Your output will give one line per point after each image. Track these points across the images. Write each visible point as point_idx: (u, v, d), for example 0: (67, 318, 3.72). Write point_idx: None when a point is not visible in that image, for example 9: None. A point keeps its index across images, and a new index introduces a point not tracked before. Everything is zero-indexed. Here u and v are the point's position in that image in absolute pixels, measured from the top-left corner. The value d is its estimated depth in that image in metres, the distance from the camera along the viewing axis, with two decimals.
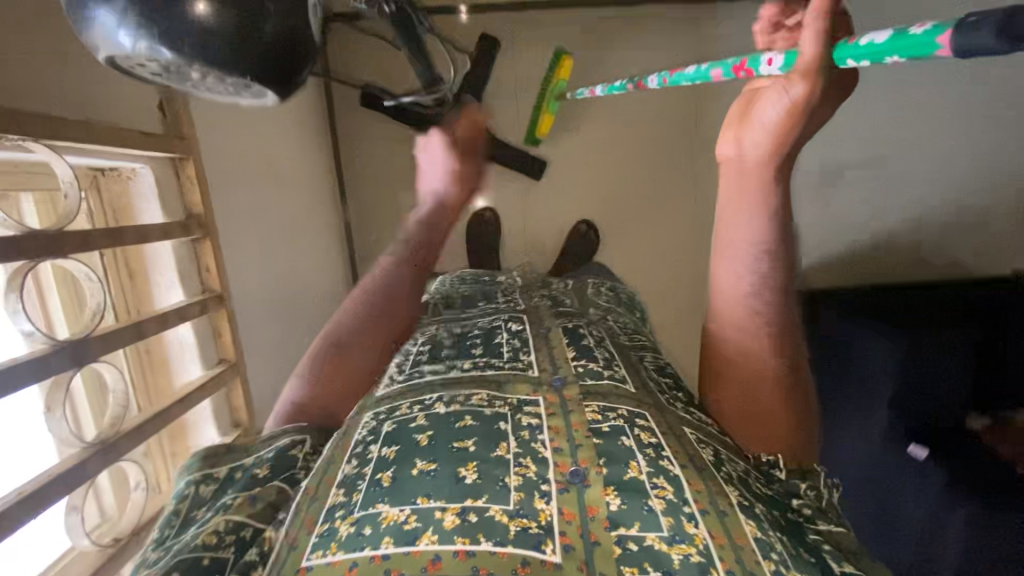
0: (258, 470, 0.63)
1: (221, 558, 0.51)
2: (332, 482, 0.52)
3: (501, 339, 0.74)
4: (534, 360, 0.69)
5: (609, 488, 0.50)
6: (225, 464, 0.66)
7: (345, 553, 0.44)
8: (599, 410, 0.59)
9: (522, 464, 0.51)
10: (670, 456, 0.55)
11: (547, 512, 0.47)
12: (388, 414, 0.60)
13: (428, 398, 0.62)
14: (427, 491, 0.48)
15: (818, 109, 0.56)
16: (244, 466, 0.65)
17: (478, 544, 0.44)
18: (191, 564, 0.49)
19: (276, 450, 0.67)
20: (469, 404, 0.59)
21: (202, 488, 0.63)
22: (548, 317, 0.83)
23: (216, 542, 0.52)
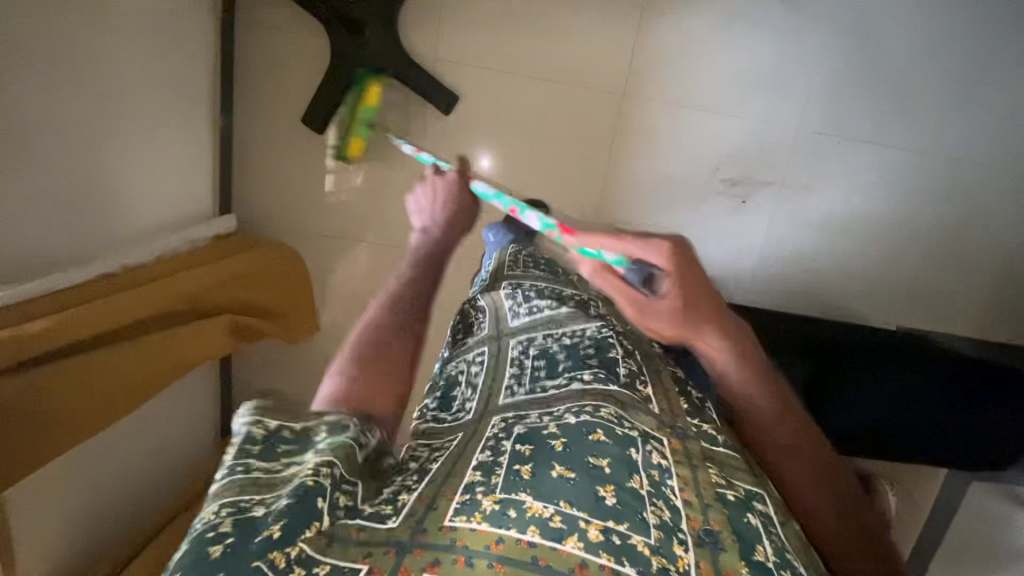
0: (316, 434, 0.49)
1: (322, 485, 0.43)
2: (467, 463, 0.52)
3: (616, 356, 0.70)
4: (652, 397, 0.66)
5: (743, 559, 0.49)
6: (280, 417, 0.49)
7: (491, 526, 0.43)
8: (722, 479, 0.58)
9: (657, 504, 0.50)
10: (792, 550, 0.54)
11: (686, 561, 0.46)
12: (519, 419, 0.59)
13: (558, 408, 0.59)
14: (569, 497, 0.47)
15: (694, 288, 0.58)
16: (294, 430, 0.48)
17: (623, 566, 0.43)
18: (302, 492, 0.42)
19: (329, 420, 0.50)
20: (600, 417, 0.56)
21: (256, 429, 0.47)
22: (656, 358, 0.80)
23: (315, 474, 0.43)
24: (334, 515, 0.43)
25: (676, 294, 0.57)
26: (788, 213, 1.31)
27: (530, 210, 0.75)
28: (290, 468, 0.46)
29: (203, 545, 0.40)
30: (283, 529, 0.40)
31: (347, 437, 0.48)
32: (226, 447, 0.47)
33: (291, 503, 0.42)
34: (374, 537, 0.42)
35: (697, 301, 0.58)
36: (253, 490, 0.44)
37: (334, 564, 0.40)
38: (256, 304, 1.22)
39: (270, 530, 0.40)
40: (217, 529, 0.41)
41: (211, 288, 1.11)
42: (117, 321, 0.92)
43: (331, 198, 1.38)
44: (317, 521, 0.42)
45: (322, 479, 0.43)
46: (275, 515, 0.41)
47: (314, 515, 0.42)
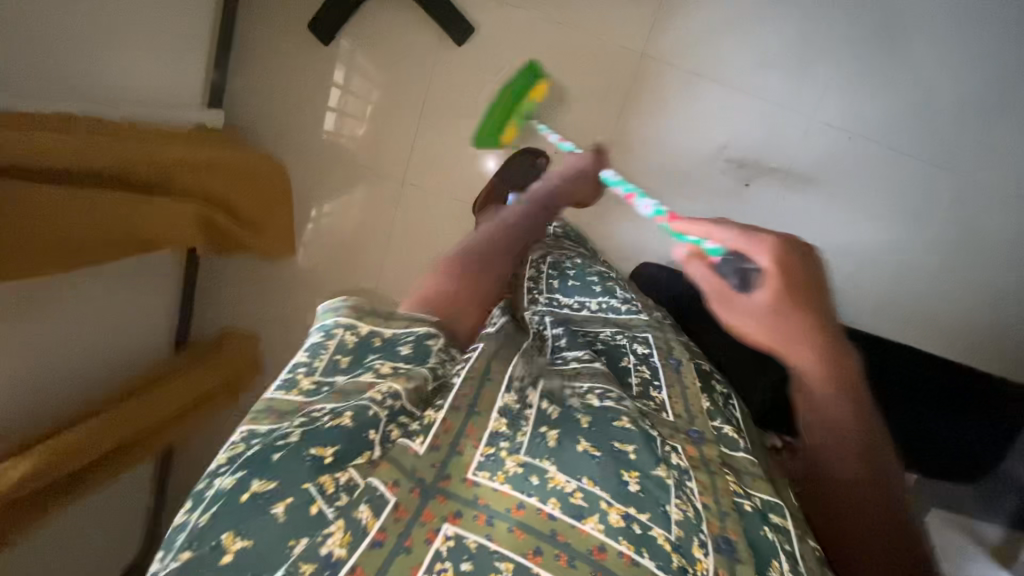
0: (401, 347, 0.49)
1: (376, 415, 0.41)
2: (493, 404, 0.47)
3: (630, 362, 0.71)
4: (667, 402, 0.66)
5: (758, 573, 0.47)
6: (371, 322, 0.49)
7: (513, 489, 0.41)
8: (739, 488, 0.57)
9: (681, 501, 0.48)
10: (807, 572, 0.52)
11: (705, 565, 0.44)
12: (545, 372, 0.55)
13: (580, 385, 0.56)
14: (591, 474, 0.45)
15: (800, 283, 0.56)
16: (387, 339, 0.49)
17: (642, 556, 0.41)
18: (360, 415, 0.40)
19: (416, 336, 0.50)
20: (625, 404, 0.54)
21: (348, 335, 0.48)
22: (677, 346, 0.77)
23: (378, 399, 0.42)
24: (386, 447, 0.41)
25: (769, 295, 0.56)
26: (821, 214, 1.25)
27: (645, 199, 0.84)
28: (363, 376, 0.45)
29: (268, 450, 0.38)
30: (335, 455, 0.38)
31: (421, 371, 0.47)
32: (320, 342, 0.47)
33: (351, 422, 0.40)
34: (398, 462, 0.39)
35: (796, 310, 0.56)
36: (326, 402, 0.43)
37: (368, 481, 0.38)
38: (231, 199, 1.05)
39: (322, 450, 0.38)
40: (284, 437, 0.39)
41: (177, 164, 0.93)
42: (104, 160, 0.83)
43: (330, 134, 1.32)
44: (368, 451, 0.40)
45: (383, 408, 0.42)
46: (328, 436, 0.39)
47: (365, 444, 0.40)
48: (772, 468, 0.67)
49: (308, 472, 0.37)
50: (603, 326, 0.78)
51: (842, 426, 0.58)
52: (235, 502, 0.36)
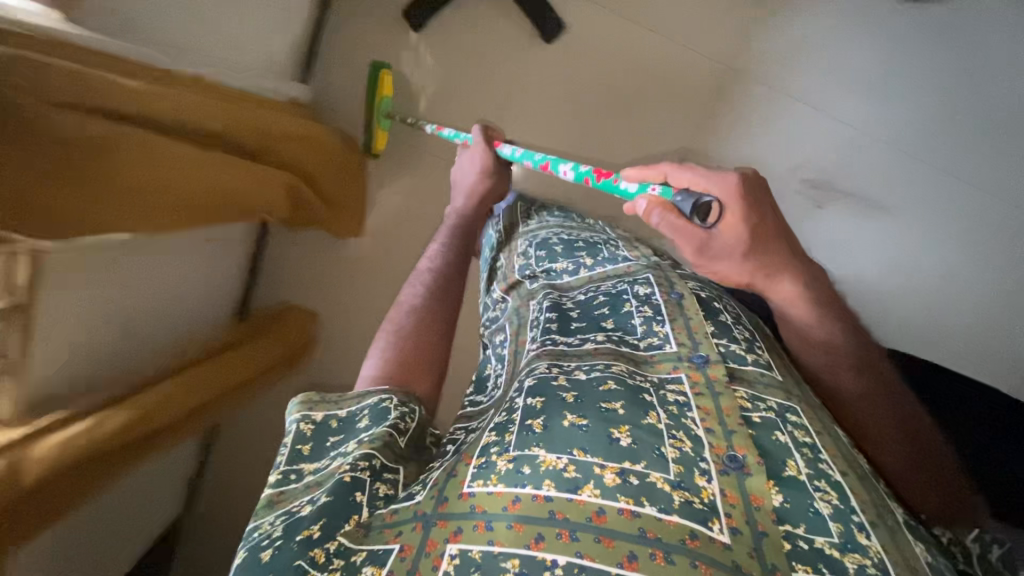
0: (358, 421, 0.54)
1: (362, 478, 0.47)
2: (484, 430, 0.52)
3: (630, 307, 0.70)
4: (670, 334, 0.65)
5: (772, 479, 0.48)
6: (325, 408, 0.56)
7: (506, 487, 0.44)
8: (749, 398, 0.56)
9: (677, 438, 0.50)
10: (829, 460, 0.52)
11: (709, 491, 0.46)
12: (530, 372, 0.59)
13: (567, 363, 0.59)
14: (582, 445, 0.47)
15: (758, 210, 0.60)
16: (341, 418, 0.55)
17: (642, 507, 0.43)
18: (338, 490, 0.46)
19: (369, 406, 0.56)
20: (612, 370, 0.56)
21: (305, 425, 0.54)
22: (677, 279, 0.75)
23: (352, 467, 0.48)
24: (372, 506, 0.46)
25: (737, 230, 0.60)
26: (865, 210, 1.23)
27: (563, 165, 0.83)
28: (330, 463, 0.51)
29: (258, 552, 0.43)
30: (322, 530, 0.43)
31: (382, 429, 0.52)
32: (282, 444, 0.53)
33: (329, 498, 0.45)
34: (403, 517, 0.45)
35: (766, 242, 0.61)
36: (303, 493, 0.49)
37: (370, 548, 0.43)
38: (301, 166, 1.01)
39: (310, 530, 0.43)
40: (271, 535, 0.44)
41: (267, 139, 0.92)
42: (206, 123, 0.80)
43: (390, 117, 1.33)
44: (356, 514, 0.45)
45: (359, 472, 0.48)
46: (314, 516, 0.44)
47: (354, 508, 0.45)
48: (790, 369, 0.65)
49: (303, 551, 0.42)
50: (601, 280, 0.77)
51: (834, 344, 0.68)
52: None
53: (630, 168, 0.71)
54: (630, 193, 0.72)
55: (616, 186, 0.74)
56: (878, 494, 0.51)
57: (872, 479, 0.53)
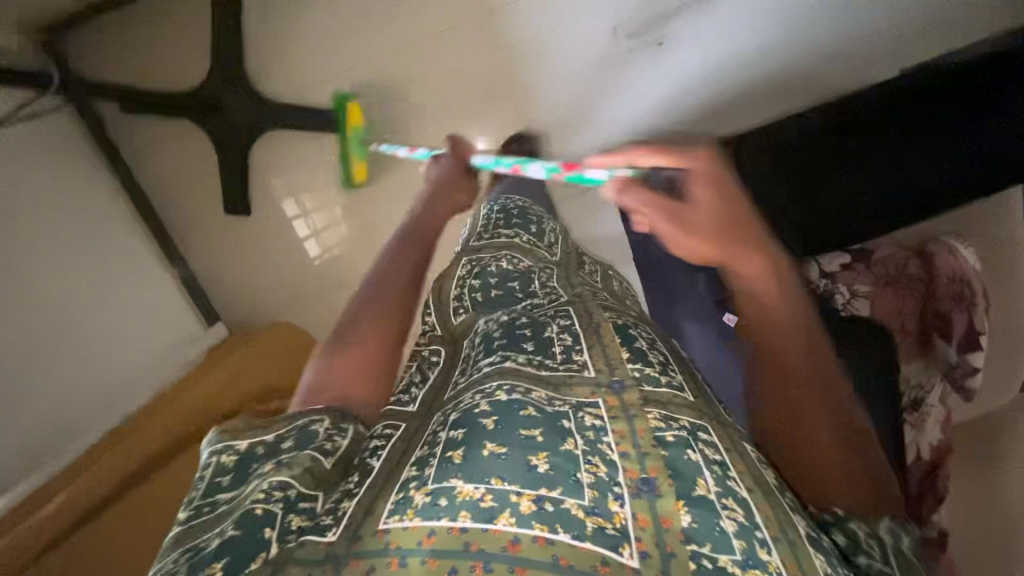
0: (284, 442, 0.54)
1: (271, 513, 0.46)
2: (406, 462, 0.53)
3: (551, 334, 0.76)
4: (588, 361, 0.70)
5: (682, 498, 0.50)
6: (250, 437, 0.56)
7: (422, 520, 0.45)
8: (660, 419, 0.60)
9: (592, 463, 0.52)
10: (736, 477, 0.55)
11: (621, 516, 0.48)
12: (455, 407, 0.61)
13: (490, 387, 0.61)
14: (500, 473, 0.49)
15: (722, 188, 0.75)
16: (268, 442, 0.55)
17: (556, 533, 0.45)
18: (247, 521, 0.45)
19: (299, 426, 0.56)
20: (531, 397, 0.59)
21: (225, 457, 0.54)
22: (598, 312, 0.82)
23: (266, 496, 0.47)
24: (283, 540, 0.45)
25: (704, 195, 0.75)
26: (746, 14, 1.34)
27: (531, 164, 0.89)
28: (248, 483, 0.50)
29: None
30: (224, 568, 0.42)
31: (307, 451, 0.53)
32: (200, 477, 0.53)
33: (237, 531, 0.44)
34: (314, 553, 0.43)
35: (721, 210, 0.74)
36: (210, 526, 0.48)
37: None
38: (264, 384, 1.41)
39: (213, 568, 0.42)
40: (173, 572, 0.43)
41: (214, 395, 1.32)
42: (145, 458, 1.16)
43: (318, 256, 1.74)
44: (263, 551, 0.44)
45: (272, 502, 0.47)
46: (223, 551, 0.43)
47: (260, 545, 0.44)
48: (702, 392, 0.71)
49: None
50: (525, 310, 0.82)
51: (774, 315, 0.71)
52: None
53: (597, 157, 0.82)
54: (597, 181, 0.81)
55: (581, 176, 0.82)
56: (783, 508, 0.54)
57: (777, 492, 0.56)
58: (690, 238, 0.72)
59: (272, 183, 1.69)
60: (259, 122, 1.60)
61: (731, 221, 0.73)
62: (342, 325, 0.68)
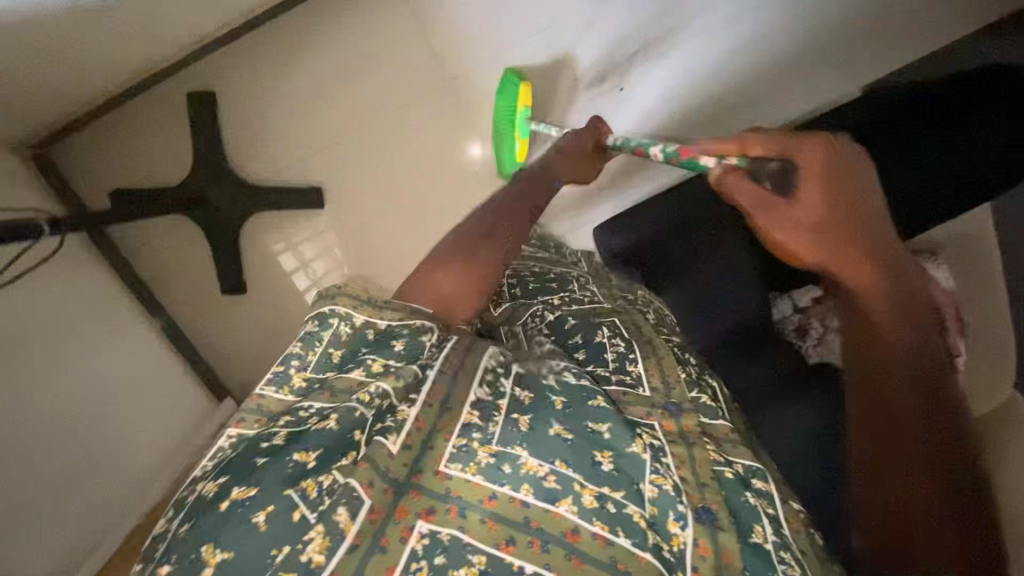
0: (394, 343, 0.52)
1: (365, 416, 0.44)
2: (467, 399, 0.49)
3: (603, 340, 0.72)
4: (643, 376, 0.67)
5: (739, 541, 0.48)
6: (367, 316, 0.55)
7: (484, 480, 0.43)
8: (717, 454, 0.57)
9: (659, 474, 0.48)
10: (791, 535, 0.52)
11: (681, 540, 0.45)
12: (518, 363, 0.57)
13: (555, 366, 0.58)
14: (564, 456, 0.46)
15: (842, 171, 0.64)
16: (378, 335, 0.53)
17: (617, 536, 0.42)
18: (346, 418, 0.43)
19: (409, 333, 0.53)
20: (597, 386, 0.55)
21: (343, 328, 0.54)
22: (648, 329, 0.79)
23: (367, 400, 0.45)
24: (372, 443, 0.42)
25: (813, 186, 0.63)
26: (710, 41, 1.19)
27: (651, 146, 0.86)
28: (354, 370, 0.50)
29: (252, 450, 0.42)
30: (317, 459, 0.40)
31: (410, 366, 0.49)
32: (318, 337, 0.55)
33: (336, 424, 0.42)
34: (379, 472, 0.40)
35: (835, 204, 0.63)
36: (314, 397, 0.47)
37: (347, 484, 0.39)
38: None
39: (304, 458, 0.40)
40: (270, 439, 0.42)
41: None
42: None
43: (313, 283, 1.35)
44: (354, 450, 0.42)
45: (371, 408, 0.45)
46: (314, 440, 0.41)
47: (350, 445, 0.42)
48: (746, 432, 0.69)
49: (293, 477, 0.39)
50: (576, 313, 0.79)
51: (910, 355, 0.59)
52: (216, 510, 0.38)
53: (709, 143, 0.76)
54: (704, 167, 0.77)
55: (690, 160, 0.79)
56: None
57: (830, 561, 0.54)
58: (787, 236, 0.64)
59: (265, 236, 1.34)
60: (246, 204, 1.28)
61: (859, 221, 0.63)
62: (453, 249, 0.69)
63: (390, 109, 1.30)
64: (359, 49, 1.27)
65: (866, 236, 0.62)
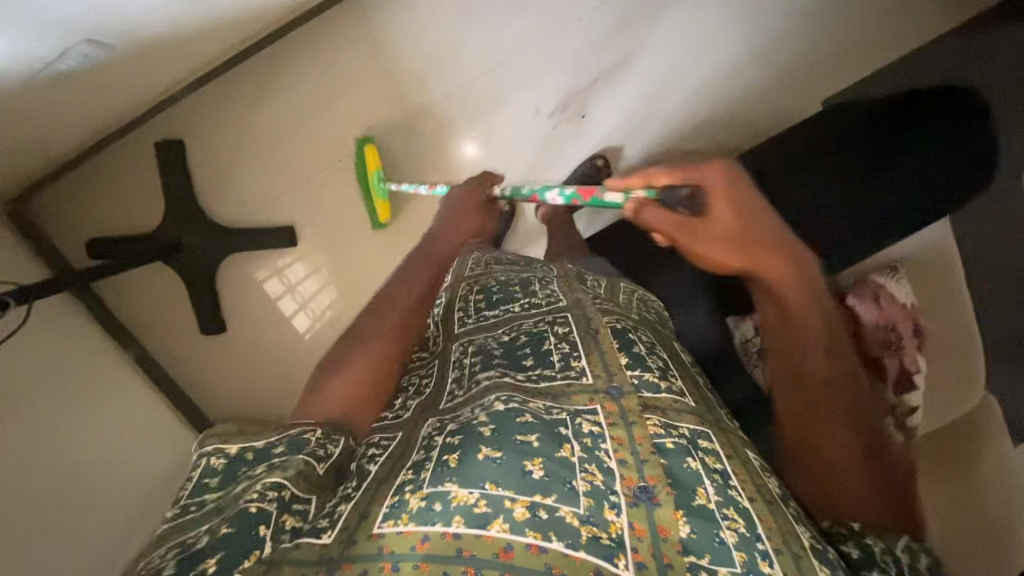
0: (274, 449, 0.53)
1: (266, 511, 0.46)
2: (403, 467, 0.53)
3: (550, 344, 0.74)
4: (586, 367, 0.69)
5: (681, 507, 0.49)
6: (240, 442, 0.55)
7: (416, 525, 0.45)
8: (659, 426, 0.59)
9: (589, 471, 0.51)
10: (738, 487, 0.54)
11: (617, 525, 0.47)
12: (452, 418, 0.59)
13: (487, 399, 0.59)
14: (494, 478, 0.48)
15: (742, 190, 0.60)
16: (257, 449, 0.54)
17: (550, 541, 0.44)
18: (237, 521, 0.44)
19: (289, 436, 0.55)
20: (529, 406, 0.57)
21: (215, 460, 0.53)
22: (596, 316, 0.80)
23: (260, 497, 0.46)
24: (276, 540, 0.45)
25: (727, 210, 0.59)
26: (676, 45, 1.22)
27: (547, 192, 0.80)
28: (238, 484, 0.50)
29: None
30: (217, 564, 0.42)
31: (298, 457, 0.52)
32: (189, 478, 0.53)
33: (230, 528, 0.44)
34: (305, 557, 0.44)
35: (749, 235, 0.61)
36: (200, 521, 0.47)
37: None
38: None
39: (206, 564, 0.42)
40: (161, 571, 0.43)
41: None
42: None
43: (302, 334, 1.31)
44: (257, 549, 0.43)
45: (267, 500, 0.46)
46: (215, 546, 0.43)
47: (253, 543, 0.43)
48: (704, 399, 0.71)
49: None
50: (524, 321, 0.81)
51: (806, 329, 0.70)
52: None
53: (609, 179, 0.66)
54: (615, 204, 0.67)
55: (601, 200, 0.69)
56: (783, 517, 0.53)
57: (780, 503, 0.55)
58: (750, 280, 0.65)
59: (249, 267, 1.29)
60: (220, 246, 1.25)
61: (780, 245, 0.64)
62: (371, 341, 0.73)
63: (340, 135, 1.27)
64: (317, 82, 1.25)
65: (775, 251, 0.64)
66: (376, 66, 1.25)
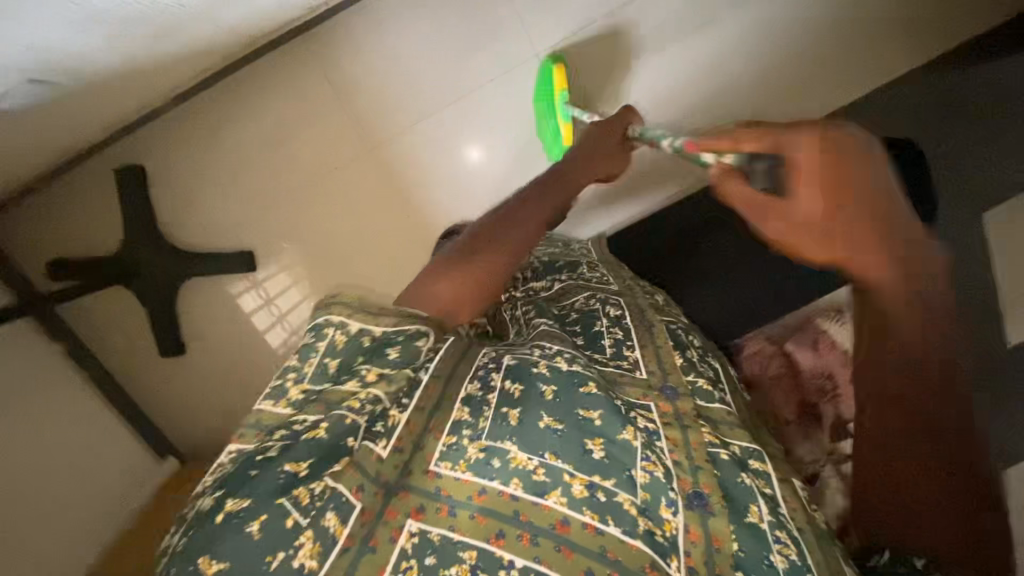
0: (388, 349, 0.47)
1: (355, 424, 0.43)
2: (454, 397, 0.50)
3: (602, 327, 0.72)
4: (640, 361, 0.66)
5: (733, 523, 0.48)
6: (360, 322, 0.50)
7: (473, 475, 0.44)
8: (714, 436, 0.57)
9: (650, 460, 0.49)
10: (788, 514, 0.53)
11: (672, 525, 0.46)
12: (511, 351, 0.57)
13: (548, 348, 0.57)
14: (553, 447, 0.46)
15: (824, 146, 0.38)
16: (374, 341, 0.48)
17: (606, 525, 0.43)
18: (331, 437, 0.41)
19: (404, 335, 0.49)
20: (588, 368, 0.54)
21: (339, 335, 0.49)
22: (651, 311, 0.78)
23: (357, 409, 0.44)
24: (359, 446, 0.42)
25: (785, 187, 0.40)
26: (667, 74, 1.16)
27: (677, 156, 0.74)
28: (348, 381, 0.46)
29: (249, 465, 0.40)
30: (309, 468, 0.39)
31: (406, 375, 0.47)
32: (313, 346, 0.49)
33: (328, 434, 0.41)
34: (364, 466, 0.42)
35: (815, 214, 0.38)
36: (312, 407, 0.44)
37: (333, 486, 0.39)
38: None
39: (297, 465, 0.39)
40: (266, 449, 0.41)
41: None
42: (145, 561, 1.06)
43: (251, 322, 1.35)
44: (347, 455, 0.41)
45: (364, 415, 0.43)
46: (304, 449, 0.40)
47: (341, 452, 0.41)
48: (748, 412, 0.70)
49: (284, 487, 0.38)
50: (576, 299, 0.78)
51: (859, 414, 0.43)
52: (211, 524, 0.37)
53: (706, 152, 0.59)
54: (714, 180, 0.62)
55: None
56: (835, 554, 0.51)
57: (830, 537, 0.53)
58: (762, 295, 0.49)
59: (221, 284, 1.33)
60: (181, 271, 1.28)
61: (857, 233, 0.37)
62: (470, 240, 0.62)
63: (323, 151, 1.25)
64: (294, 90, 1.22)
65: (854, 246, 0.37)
66: (339, 94, 1.22)
